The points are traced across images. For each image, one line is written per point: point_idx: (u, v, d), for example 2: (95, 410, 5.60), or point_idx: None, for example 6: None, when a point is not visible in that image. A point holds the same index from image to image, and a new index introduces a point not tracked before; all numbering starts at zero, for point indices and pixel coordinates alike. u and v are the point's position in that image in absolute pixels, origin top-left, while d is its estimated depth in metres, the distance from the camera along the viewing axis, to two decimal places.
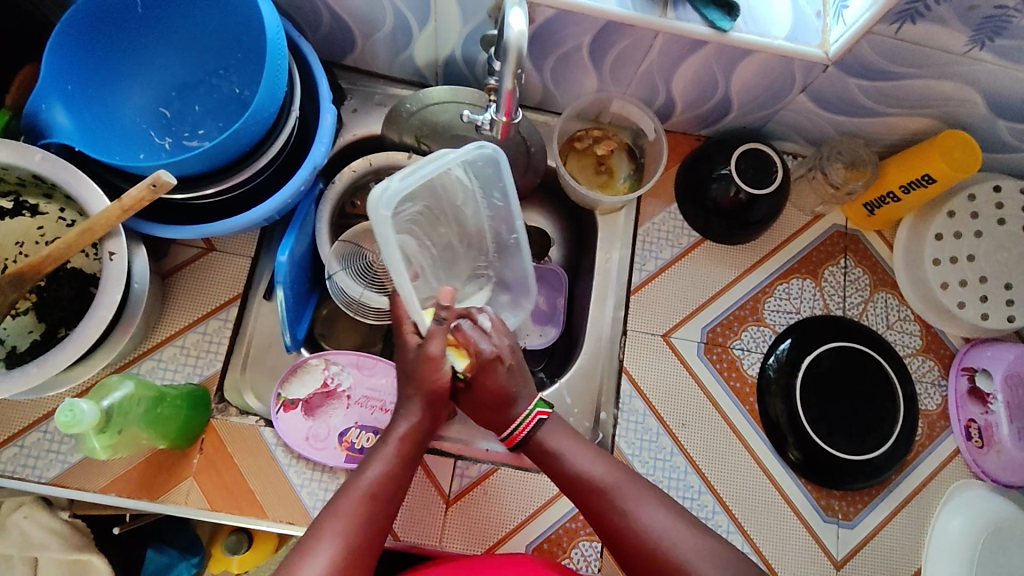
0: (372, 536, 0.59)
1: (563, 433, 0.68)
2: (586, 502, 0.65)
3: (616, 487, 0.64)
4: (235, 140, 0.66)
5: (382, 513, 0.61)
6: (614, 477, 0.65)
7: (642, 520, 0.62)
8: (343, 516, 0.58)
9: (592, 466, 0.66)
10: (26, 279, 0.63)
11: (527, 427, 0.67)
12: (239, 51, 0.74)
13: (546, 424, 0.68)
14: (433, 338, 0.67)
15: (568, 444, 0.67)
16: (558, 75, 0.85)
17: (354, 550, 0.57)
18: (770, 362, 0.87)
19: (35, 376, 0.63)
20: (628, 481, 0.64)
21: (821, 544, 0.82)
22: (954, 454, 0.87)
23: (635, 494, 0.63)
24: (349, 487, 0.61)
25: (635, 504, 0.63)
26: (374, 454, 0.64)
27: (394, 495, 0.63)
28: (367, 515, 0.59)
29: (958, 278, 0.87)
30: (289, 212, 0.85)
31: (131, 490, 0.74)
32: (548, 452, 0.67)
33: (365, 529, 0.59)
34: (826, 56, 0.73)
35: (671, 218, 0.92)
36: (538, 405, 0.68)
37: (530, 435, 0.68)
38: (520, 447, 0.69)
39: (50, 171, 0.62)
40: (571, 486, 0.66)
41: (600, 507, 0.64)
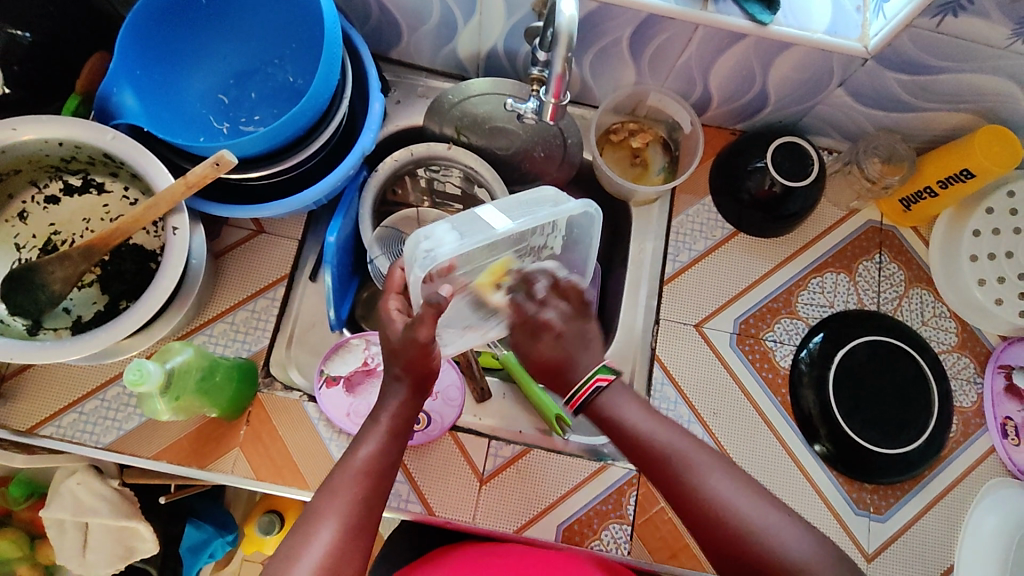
0: (370, 513, 0.60)
1: (628, 398, 0.68)
2: (650, 468, 0.64)
3: (684, 454, 0.63)
4: (290, 126, 0.70)
5: (378, 488, 0.61)
6: (681, 445, 0.64)
7: (710, 486, 0.61)
8: (341, 496, 0.59)
9: (661, 434, 0.65)
10: (94, 251, 0.67)
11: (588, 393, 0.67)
12: (294, 41, 0.77)
13: (608, 390, 0.68)
14: (421, 326, 0.62)
15: (634, 410, 0.67)
16: (597, 68, 0.87)
17: (353, 527, 0.58)
18: (803, 355, 0.87)
19: (103, 341, 0.66)
20: (697, 451, 0.64)
21: (852, 537, 0.83)
22: (989, 452, 0.87)
23: (701, 463, 0.63)
24: (343, 467, 0.61)
25: (701, 471, 0.62)
26: (365, 433, 0.64)
27: (389, 469, 0.63)
28: (363, 491, 0.60)
29: (996, 275, 0.86)
30: (335, 198, 0.88)
31: (181, 458, 0.78)
32: (614, 417, 0.67)
33: (362, 507, 0.59)
34: (865, 50, 0.74)
35: (705, 211, 0.93)
36: (598, 371, 0.67)
37: (591, 400, 0.67)
38: (583, 412, 0.69)
39: (120, 150, 0.66)
40: (635, 451, 0.65)
41: (664, 472, 0.63)
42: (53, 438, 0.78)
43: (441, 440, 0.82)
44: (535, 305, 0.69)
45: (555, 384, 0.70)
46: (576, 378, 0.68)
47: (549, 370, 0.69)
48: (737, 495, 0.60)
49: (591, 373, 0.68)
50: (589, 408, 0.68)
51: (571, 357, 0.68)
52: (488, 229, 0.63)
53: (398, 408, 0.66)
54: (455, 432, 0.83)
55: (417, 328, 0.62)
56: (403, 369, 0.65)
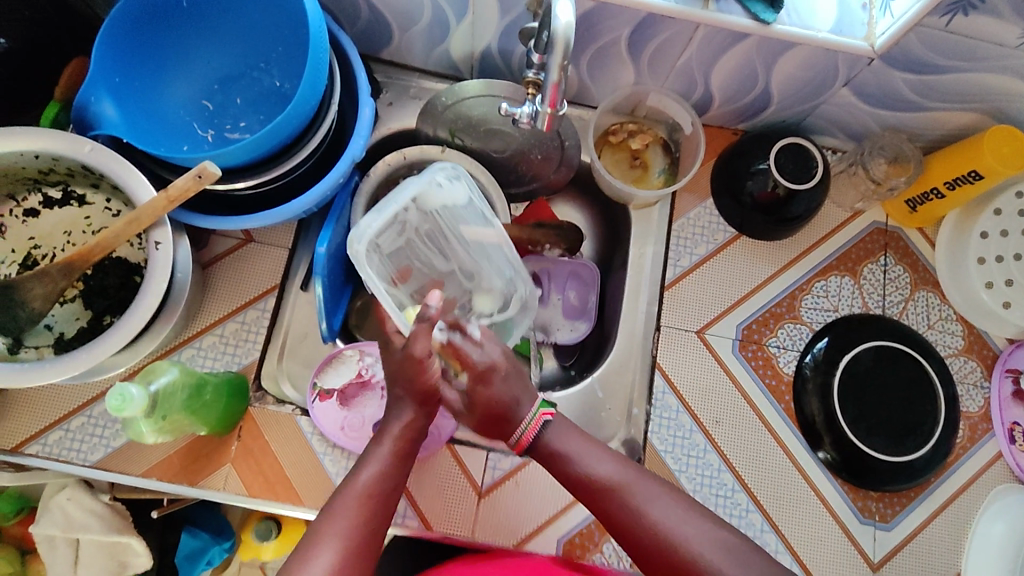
0: (369, 542, 0.54)
1: (570, 435, 0.62)
2: (593, 501, 0.60)
3: (625, 485, 0.59)
4: (276, 133, 0.67)
5: (381, 516, 0.56)
6: (625, 476, 0.60)
7: (654, 516, 0.57)
8: (340, 522, 0.54)
9: (598, 463, 0.60)
10: (74, 267, 0.65)
11: (533, 431, 0.60)
12: (281, 44, 0.75)
13: (551, 427, 0.62)
14: (417, 338, 0.58)
15: (576, 444, 0.61)
16: (594, 68, 0.84)
17: (353, 557, 0.53)
18: (806, 360, 0.86)
19: (84, 362, 0.64)
20: (639, 479, 0.60)
21: (857, 546, 0.81)
22: (996, 457, 0.85)
23: (648, 492, 0.59)
24: (345, 490, 0.56)
25: (644, 499, 0.58)
26: (368, 456, 0.59)
27: (391, 493, 0.58)
28: (367, 516, 0.55)
29: (1004, 278, 0.84)
30: (326, 205, 0.85)
31: (172, 475, 0.76)
32: (556, 454, 0.61)
33: (363, 535, 0.54)
34: (872, 49, 0.71)
35: (706, 214, 0.91)
36: (541, 406, 0.62)
37: (536, 437, 0.61)
38: (526, 452, 0.63)
39: (99, 162, 0.64)
40: (580, 486, 0.60)
41: (607, 509, 0.59)
42: (39, 456, 0.76)
43: (438, 453, 0.80)
44: (478, 348, 0.61)
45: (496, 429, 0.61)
46: (522, 412, 0.60)
47: (495, 416, 0.60)
48: (685, 521, 0.57)
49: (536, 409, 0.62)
50: (538, 445, 0.61)
51: (517, 394, 0.60)
52: (465, 205, 0.75)
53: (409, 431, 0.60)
54: (453, 445, 0.81)
55: (413, 342, 0.58)
56: (405, 390, 0.59)
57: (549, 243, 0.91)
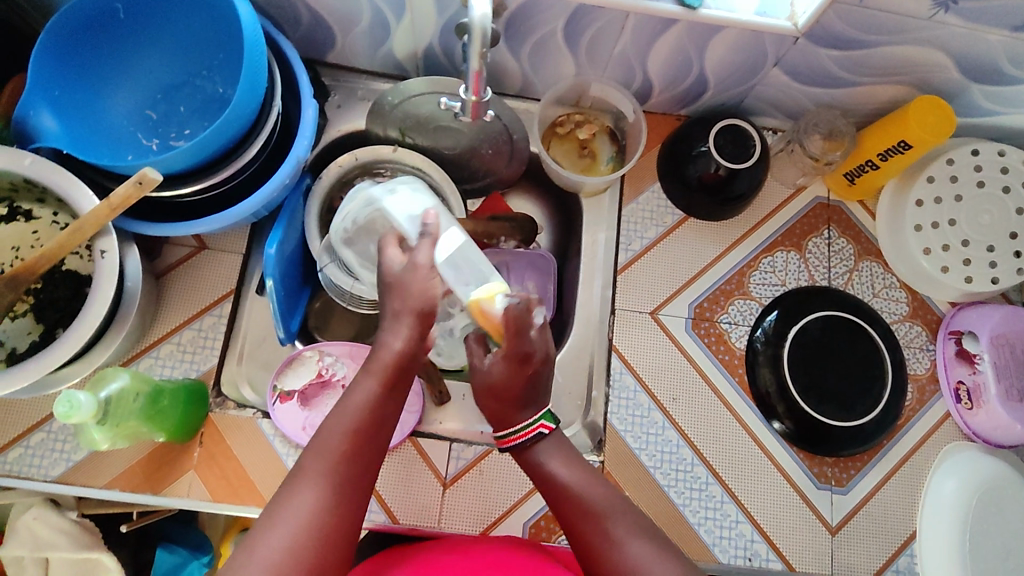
0: (355, 476, 0.56)
1: (562, 451, 0.66)
2: (573, 525, 0.62)
3: (608, 512, 0.61)
4: (216, 136, 0.68)
5: (369, 449, 0.57)
6: (609, 504, 0.62)
7: (626, 552, 0.58)
8: (328, 453, 0.55)
9: (588, 488, 0.63)
10: (21, 281, 0.65)
11: (525, 438, 0.66)
12: (220, 51, 0.75)
13: (546, 440, 0.66)
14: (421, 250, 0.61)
15: (560, 464, 0.65)
16: (535, 61, 0.86)
17: (338, 493, 0.54)
18: (757, 334, 0.88)
19: (33, 373, 0.64)
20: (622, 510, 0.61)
21: (816, 511, 0.83)
22: (944, 417, 0.88)
23: (624, 526, 0.60)
24: (335, 420, 0.57)
25: (621, 534, 0.59)
26: (363, 375, 0.59)
27: (383, 421, 0.59)
28: (353, 449, 0.56)
29: (941, 243, 0.87)
30: (277, 208, 0.85)
31: (134, 485, 0.76)
32: (542, 469, 0.65)
33: (352, 465, 0.56)
34: (796, 28, 0.74)
35: (654, 198, 0.93)
36: (543, 418, 0.66)
37: (528, 445, 0.66)
38: (515, 452, 0.67)
39: (39, 174, 0.65)
40: (559, 502, 0.63)
41: (581, 533, 0.61)
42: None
43: (401, 446, 0.81)
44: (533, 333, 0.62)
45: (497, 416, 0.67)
46: (517, 422, 0.66)
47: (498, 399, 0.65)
48: (656, 561, 0.58)
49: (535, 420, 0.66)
50: (526, 450, 0.66)
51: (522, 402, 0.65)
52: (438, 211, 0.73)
53: (391, 357, 0.59)
54: (416, 438, 0.82)
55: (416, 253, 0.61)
56: (401, 305, 0.59)
57: (504, 235, 0.90)
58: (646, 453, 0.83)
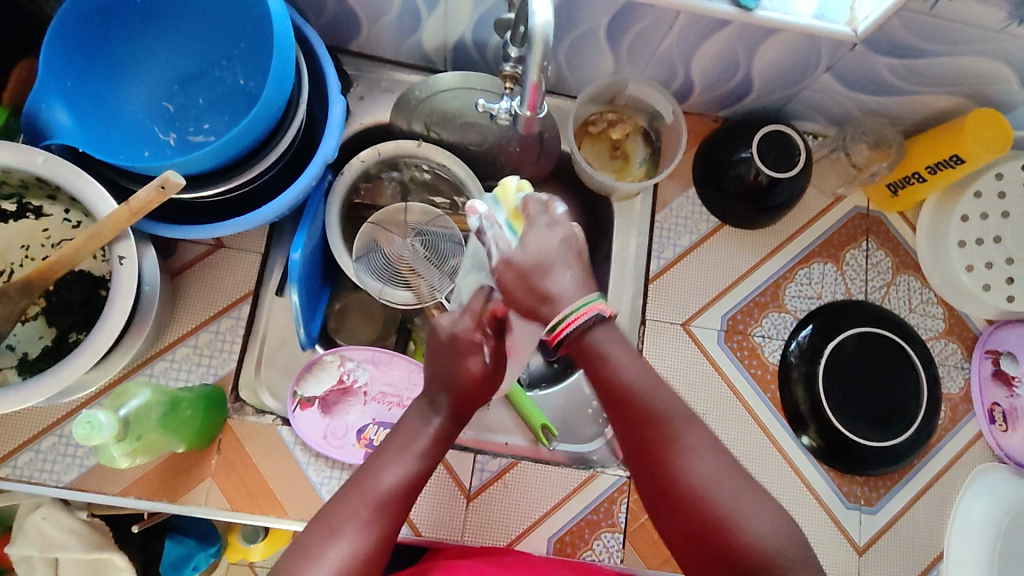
0: (394, 524, 0.57)
1: (619, 342, 0.59)
2: (636, 427, 0.58)
3: (674, 423, 0.57)
4: (241, 136, 0.64)
5: (401, 512, 0.58)
6: (676, 413, 0.58)
7: (691, 468, 0.55)
8: (368, 507, 0.56)
9: (652, 392, 0.58)
10: (35, 286, 0.62)
11: (581, 321, 0.58)
12: (242, 40, 0.70)
13: (604, 326, 0.59)
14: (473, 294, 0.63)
15: (620, 353, 0.59)
16: (572, 57, 0.82)
17: (379, 536, 0.55)
18: (791, 349, 0.85)
19: (50, 386, 0.61)
20: (689, 423, 0.57)
21: (843, 531, 0.82)
22: (976, 437, 0.87)
23: (691, 442, 0.56)
24: (378, 474, 0.58)
25: (688, 446, 0.56)
26: (405, 447, 0.61)
27: (414, 487, 0.60)
28: (390, 509, 0.57)
29: (984, 260, 0.85)
30: (299, 207, 0.82)
31: (149, 493, 0.74)
32: (596, 357, 0.59)
33: (387, 524, 0.56)
34: (855, 34, 0.70)
35: (688, 204, 0.90)
36: (594, 300, 0.58)
37: (584, 330, 0.58)
38: (565, 344, 0.60)
39: (53, 174, 0.60)
40: (617, 400, 0.59)
41: (646, 438, 0.57)
42: (8, 479, 0.73)
43: None
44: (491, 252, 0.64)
45: (537, 314, 0.60)
46: (564, 306, 0.58)
47: (529, 285, 0.59)
48: (723, 484, 0.55)
49: (578, 306, 0.58)
50: (580, 337, 0.59)
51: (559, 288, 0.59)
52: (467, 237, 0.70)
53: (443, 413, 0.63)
54: None
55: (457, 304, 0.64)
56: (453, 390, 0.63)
57: None
58: None
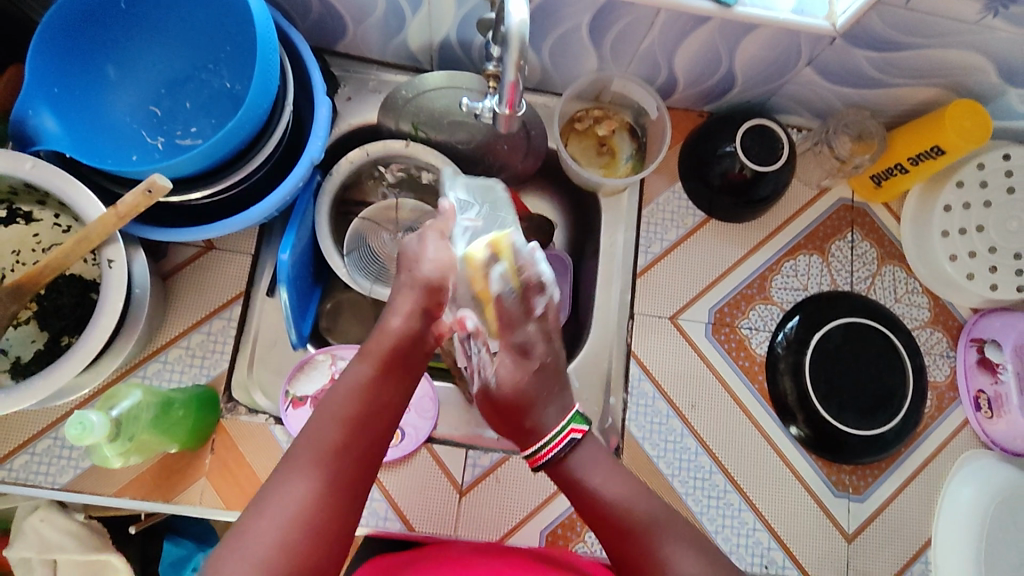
0: (351, 468, 0.53)
1: (598, 460, 0.61)
2: (617, 541, 0.57)
3: (654, 526, 0.57)
4: (227, 139, 0.64)
5: (362, 444, 0.54)
6: (655, 518, 0.58)
7: (673, 573, 0.54)
8: (322, 447, 0.52)
9: (636, 498, 0.59)
10: (25, 290, 0.62)
11: (559, 448, 0.60)
12: (227, 44, 0.71)
13: (581, 447, 0.61)
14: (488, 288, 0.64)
15: (600, 469, 0.60)
16: (556, 55, 0.82)
17: (331, 489, 0.51)
18: (778, 340, 0.86)
19: (42, 389, 0.62)
20: (673, 523, 0.57)
21: (832, 519, 0.83)
22: (963, 424, 0.88)
23: (672, 544, 0.56)
24: (331, 408, 0.55)
25: (671, 548, 0.55)
26: (355, 369, 0.57)
27: (376, 420, 0.56)
28: (342, 443, 0.53)
29: (967, 249, 0.85)
30: (288, 208, 0.82)
31: (145, 493, 0.75)
32: (577, 482, 0.60)
33: (344, 460, 0.53)
34: (833, 28, 0.71)
35: (674, 198, 0.90)
36: (572, 422, 0.61)
37: (561, 456, 0.61)
38: (546, 468, 0.62)
39: (41, 179, 0.61)
40: (594, 517, 0.59)
41: (626, 547, 0.56)
42: (4, 482, 0.74)
43: (417, 453, 0.80)
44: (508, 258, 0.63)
45: (518, 437, 0.62)
46: (548, 430, 0.60)
47: (511, 410, 0.61)
48: None
49: (566, 424, 0.61)
50: (557, 463, 0.61)
51: (534, 395, 0.61)
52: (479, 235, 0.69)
53: (390, 340, 0.58)
54: (431, 444, 0.80)
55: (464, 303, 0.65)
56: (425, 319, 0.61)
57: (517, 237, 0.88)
58: (665, 460, 0.83)
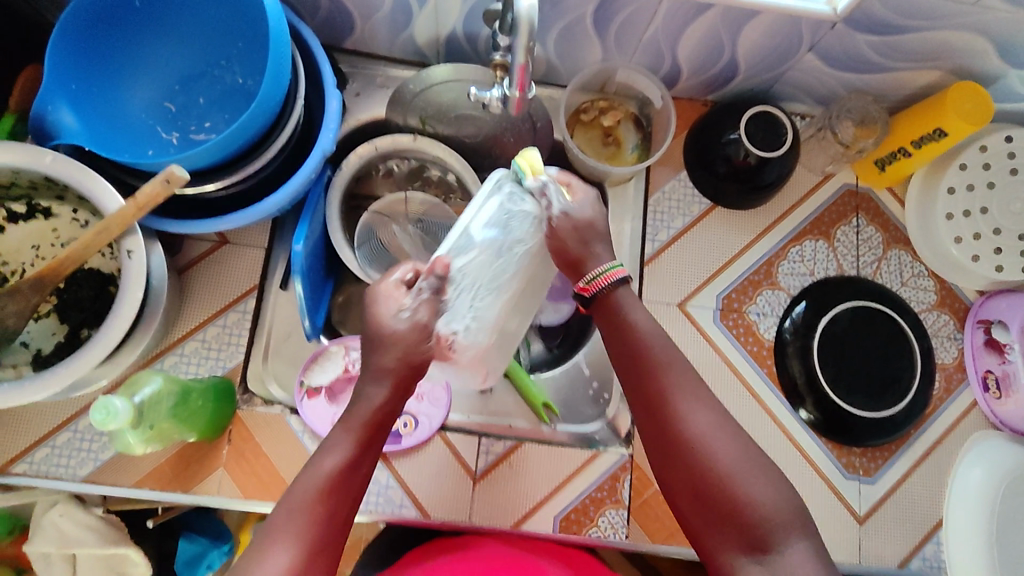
0: (328, 533, 0.54)
1: (638, 302, 0.64)
2: (641, 377, 0.61)
3: (678, 375, 0.60)
4: (241, 131, 0.66)
5: (340, 506, 0.55)
6: (682, 374, 0.61)
7: (690, 422, 0.58)
8: (300, 515, 0.54)
9: (665, 348, 0.62)
10: (47, 282, 0.64)
11: (606, 283, 0.63)
12: (239, 40, 0.72)
13: (625, 289, 0.64)
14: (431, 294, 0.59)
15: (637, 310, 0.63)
16: (561, 46, 0.84)
17: (308, 558, 0.52)
18: (786, 325, 0.87)
19: (64, 377, 0.63)
20: (694, 379, 0.61)
21: (843, 501, 0.84)
22: (972, 405, 0.88)
23: (691, 395, 0.60)
24: (306, 477, 0.56)
25: (689, 401, 0.59)
26: (331, 442, 0.58)
27: (351, 486, 0.57)
28: (323, 511, 0.54)
29: (972, 231, 0.86)
30: (300, 202, 0.84)
31: (164, 483, 0.76)
32: (616, 310, 0.63)
33: (322, 527, 0.54)
34: (834, 13, 0.72)
35: (680, 187, 0.91)
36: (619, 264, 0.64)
37: (610, 289, 0.64)
38: (593, 302, 0.65)
39: (61, 173, 0.63)
40: (629, 355, 0.63)
41: (649, 386, 0.61)
42: (27, 475, 0.76)
43: (431, 441, 0.81)
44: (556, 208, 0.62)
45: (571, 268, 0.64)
46: (599, 262, 0.64)
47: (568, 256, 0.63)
48: (717, 434, 0.58)
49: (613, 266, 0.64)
50: (608, 293, 0.63)
51: (591, 245, 0.64)
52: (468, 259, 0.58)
53: (370, 410, 0.60)
54: (445, 432, 0.81)
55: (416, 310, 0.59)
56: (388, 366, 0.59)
57: None
58: None
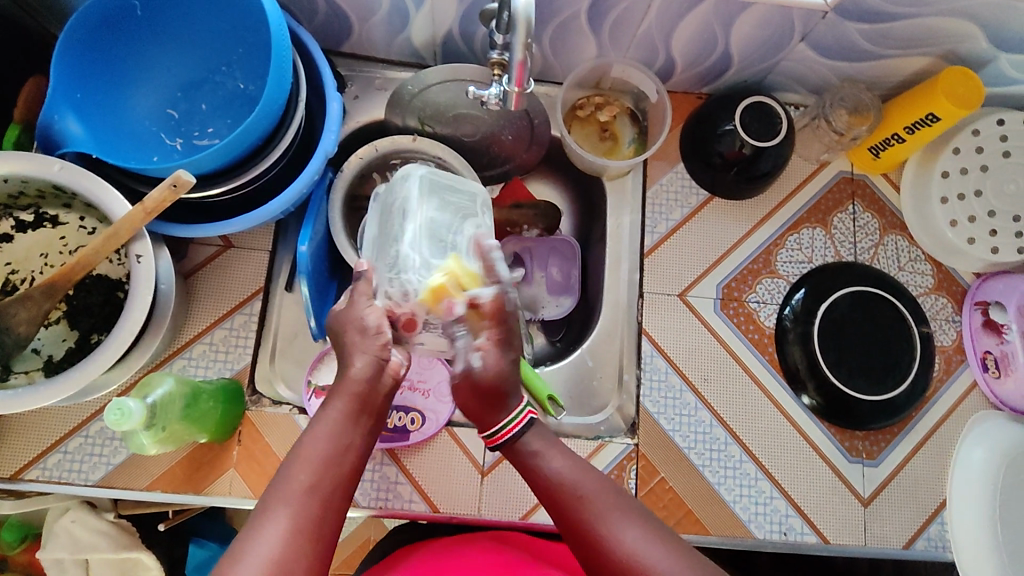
0: (329, 508, 0.51)
1: (552, 443, 0.59)
2: (563, 517, 0.56)
3: (597, 498, 0.56)
4: (245, 136, 0.67)
5: (331, 483, 0.52)
6: (600, 488, 0.57)
7: (621, 540, 0.53)
8: (291, 492, 0.50)
9: (581, 477, 0.57)
10: (57, 288, 0.65)
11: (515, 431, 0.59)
12: (241, 46, 0.73)
13: (533, 429, 0.60)
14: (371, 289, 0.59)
15: (548, 450, 0.59)
16: (557, 44, 0.85)
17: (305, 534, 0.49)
18: (786, 312, 0.88)
19: (78, 380, 0.63)
20: (613, 496, 0.56)
21: (847, 485, 0.85)
22: (971, 386, 0.89)
23: (614, 516, 0.55)
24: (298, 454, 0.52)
25: (613, 522, 0.54)
26: (319, 417, 0.55)
27: (343, 465, 0.53)
28: (312, 484, 0.51)
29: (967, 215, 0.87)
30: (303, 204, 0.85)
31: (175, 486, 0.76)
32: (531, 466, 0.59)
33: (317, 500, 0.50)
34: (825, 3, 0.73)
35: (677, 179, 0.92)
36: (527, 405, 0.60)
37: (517, 438, 0.59)
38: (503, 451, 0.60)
39: (69, 180, 0.63)
40: (546, 497, 0.58)
41: (575, 524, 0.55)
42: (38, 481, 0.76)
43: (438, 437, 0.82)
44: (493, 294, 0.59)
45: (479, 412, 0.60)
46: (508, 408, 0.59)
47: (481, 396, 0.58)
48: (650, 548, 0.53)
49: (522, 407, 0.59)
50: (515, 443, 0.59)
51: (510, 385, 0.58)
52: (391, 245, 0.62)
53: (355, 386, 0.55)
54: (451, 428, 0.82)
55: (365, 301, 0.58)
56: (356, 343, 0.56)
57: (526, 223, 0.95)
58: (680, 434, 0.84)
